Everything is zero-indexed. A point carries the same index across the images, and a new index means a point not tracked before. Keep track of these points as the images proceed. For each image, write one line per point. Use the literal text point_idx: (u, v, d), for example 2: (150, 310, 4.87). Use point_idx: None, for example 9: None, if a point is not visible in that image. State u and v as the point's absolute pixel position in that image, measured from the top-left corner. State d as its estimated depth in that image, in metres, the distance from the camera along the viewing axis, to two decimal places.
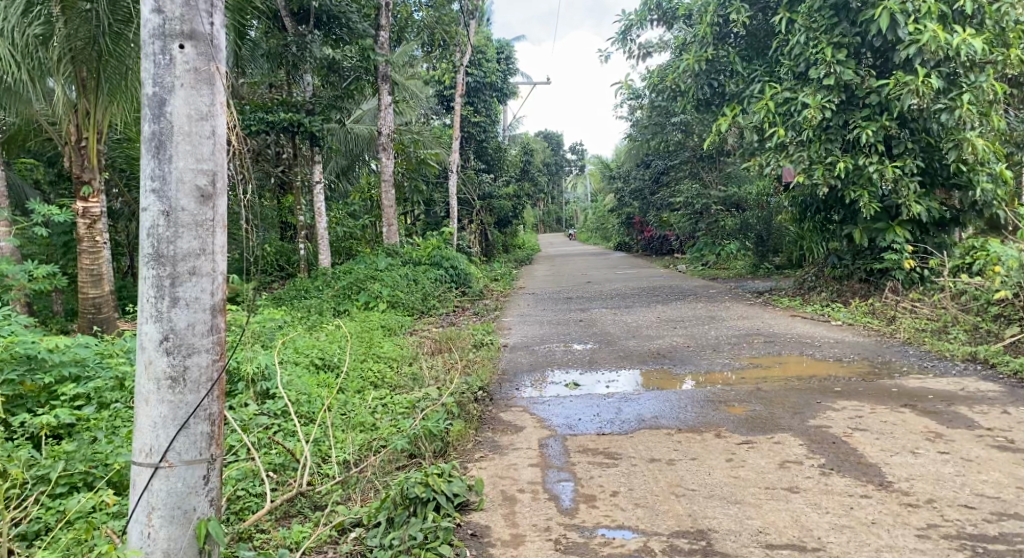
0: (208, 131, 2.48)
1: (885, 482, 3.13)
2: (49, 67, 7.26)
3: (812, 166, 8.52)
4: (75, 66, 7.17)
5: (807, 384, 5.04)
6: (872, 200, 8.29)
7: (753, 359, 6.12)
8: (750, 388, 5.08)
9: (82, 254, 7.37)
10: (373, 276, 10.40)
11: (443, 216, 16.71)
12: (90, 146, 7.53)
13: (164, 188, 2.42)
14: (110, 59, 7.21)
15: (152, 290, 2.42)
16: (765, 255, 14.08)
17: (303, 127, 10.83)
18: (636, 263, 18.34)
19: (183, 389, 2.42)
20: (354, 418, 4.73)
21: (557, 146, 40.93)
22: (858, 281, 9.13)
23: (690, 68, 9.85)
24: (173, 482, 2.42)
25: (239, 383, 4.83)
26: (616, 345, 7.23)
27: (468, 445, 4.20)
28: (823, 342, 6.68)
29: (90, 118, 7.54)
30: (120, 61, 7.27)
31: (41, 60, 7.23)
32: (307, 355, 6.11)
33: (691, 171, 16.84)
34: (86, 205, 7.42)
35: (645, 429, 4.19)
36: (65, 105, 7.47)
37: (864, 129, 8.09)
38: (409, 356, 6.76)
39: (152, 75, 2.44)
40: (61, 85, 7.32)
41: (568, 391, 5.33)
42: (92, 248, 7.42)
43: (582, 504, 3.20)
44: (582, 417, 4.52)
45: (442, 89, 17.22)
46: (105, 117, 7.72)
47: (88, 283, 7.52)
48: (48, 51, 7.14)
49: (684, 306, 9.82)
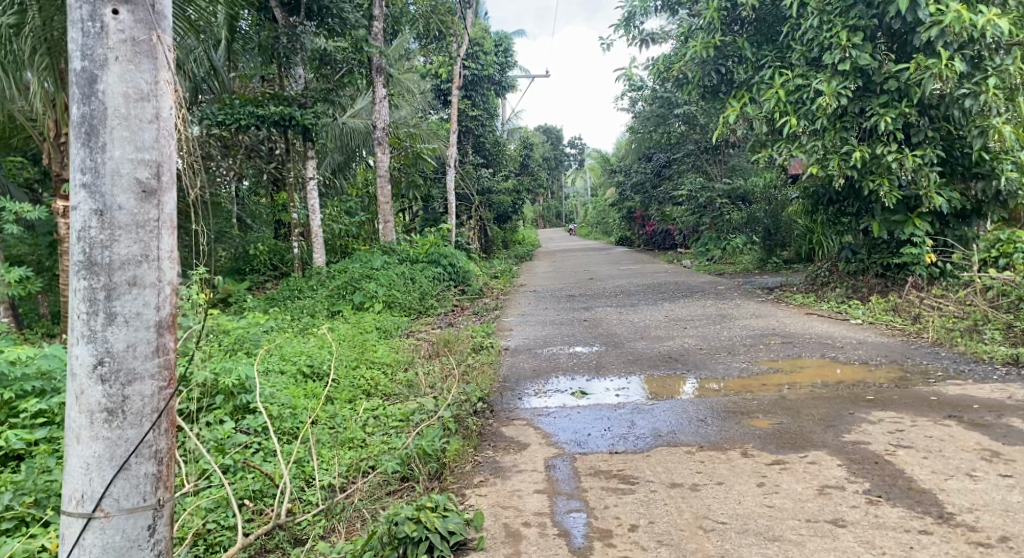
0: (151, 114, 2.08)
1: (944, 514, 2.76)
2: (23, 59, 6.84)
3: (827, 155, 8.12)
4: (51, 59, 6.76)
5: (835, 392, 4.64)
6: (891, 190, 7.90)
7: (773, 363, 5.71)
8: (773, 395, 4.68)
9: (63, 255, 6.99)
10: (369, 275, 9.98)
11: (441, 212, 16.24)
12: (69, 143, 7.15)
13: (96, 182, 2.02)
14: None
15: (83, 305, 2.01)
16: (773, 249, 13.63)
17: (295, 120, 10.43)
18: (640, 259, 17.86)
19: (122, 422, 2.01)
20: (343, 434, 4.34)
21: (556, 140, 40.41)
22: (873, 276, 8.75)
23: (696, 55, 9.42)
24: (110, 535, 2.00)
25: (217, 397, 4.44)
26: (623, 347, 6.81)
27: (466, 466, 3.79)
28: (845, 343, 6.29)
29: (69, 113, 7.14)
30: None
31: (16, 51, 6.79)
32: (294, 362, 5.71)
33: (695, 163, 16.34)
34: (68, 204, 6.97)
35: (662, 446, 3.79)
36: (43, 100, 7.07)
37: (882, 116, 7.69)
38: (405, 360, 6.36)
39: (79, 46, 2.01)
40: (37, 79, 6.90)
41: (574, 400, 4.95)
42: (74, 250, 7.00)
43: (596, 541, 2.81)
44: (591, 432, 4.13)
45: (441, 82, 16.41)
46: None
47: None
48: (22, 42, 6.70)
49: (693, 304, 9.39)
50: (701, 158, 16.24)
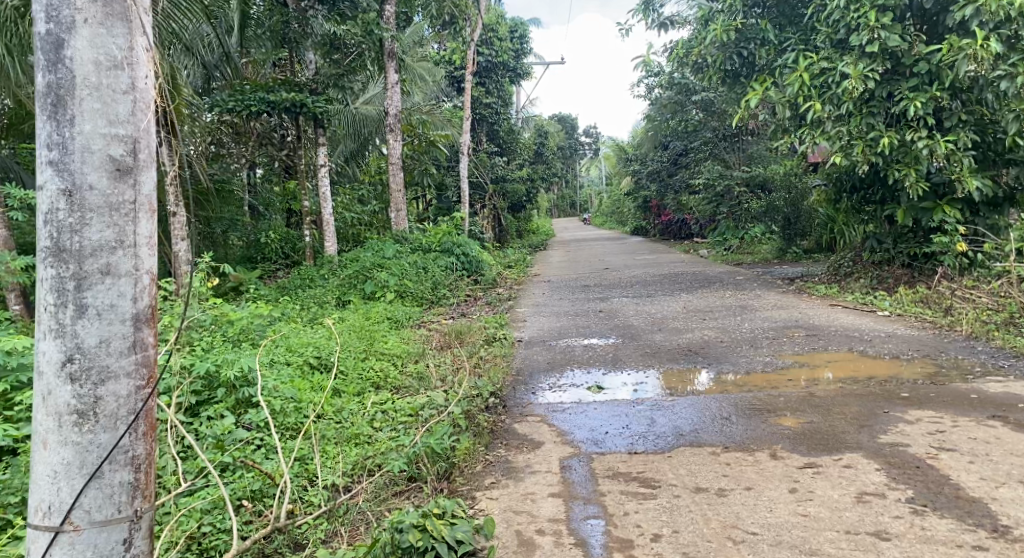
0: (125, 84, 1.88)
1: (998, 527, 2.53)
2: (28, 42, 6.68)
3: (852, 142, 7.80)
4: None
5: (866, 389, 4.39)
6: (918, 179, 7.61)
7: (798, 357, 5.46)
8: (800, 392, 4.43)
9: None
10: (381, 264, 9.79)
11: (455, 201, 16.04)
12: None
13: (64, 159, 1.82)
14: None
15: (50, 296, 1.82)
16: (793, 239, 13.26)
17: (306, 107, 10.22)
18: (656, 249, 17.58)
19: (94, 426, 1.82)
20: (348, 429, 4.16)
21: (571, 128, 40.04)
22: (899, 267, 8.46)
23: (716, 39, 9.10)
24: (79, 551, 1.82)
25: (219, 390, 4.25)
26: (641, 340, 6.58)
27: (477, 466, 3.60)
28: (874, 335, 6.03)
29: None
30: None
31: (20, 35, 6.64)
32: (301, 354, 5.52)
33: (712, 151, 16.02)
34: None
35: (685, 447, 3.57)
36: None
37: (912, 100, 7.36)
38: (416, 352, 6.16)
39: (44, 7, 1.81)
40: None
41: (590, 396, 4.73)
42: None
43: (616, 553, 2.61)
44: (609, 430, 3.92)
45: (454, 69, 16.04)
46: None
47: None
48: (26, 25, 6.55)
49: (712, 295, 9.13)
50: (719, 146, 15.90)
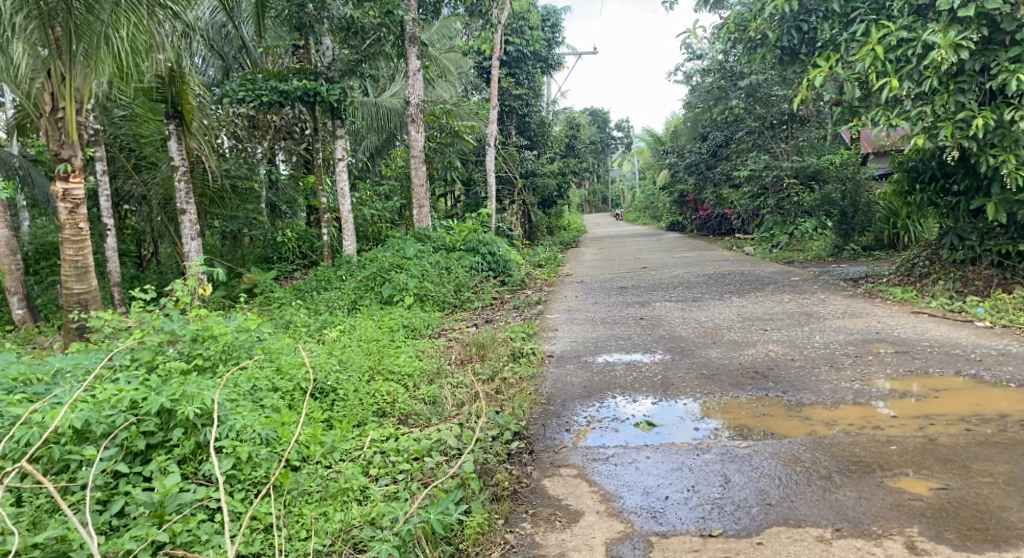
0: None
1: None
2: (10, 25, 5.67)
3: (938, 124, 6.66)
4: (45, 24, 5.66)
5: (1004, 434, 3.36)
6: (1018, 167, 6.45)
7: (897, 383, 4.39)
8: (918, 436, 3.42)
9: (63, 243, 5.95)
10: (401, 264, 8.85)
11: (483, 197, 15.13)
12: (70, 117, 5.95)
13: None
14: (87, 16, 5.76)
15: None
16: (850, 234, 11.93)
17: (320, 96, 9.34)
18: (697, 246, 16.40)
19: None
20: (336, 481, 3.23)
21: (603, 122, 38.83)
22: (988, 267, 7.31)
23: (774, 10, 7.94)
24: None
25: (175, 430, 3.36)
26: (694, 357, 5.56)
27: (493, 553, 2.73)
28: (985, 354, 4.94)
29: (68, 84, 5.91)
30: (98, 15, 5.79)
31: None
32: (292, 376, 4.62)
33: (757, 142, 14.95)
34: (66, 185, 5.88)
35: (776, 525, 2.68)
36: (36, 69, 5.88)
37: (1015, 73, 6.21)
38: (431, 370, 5.23)
39: None
40: (26, 45, 5.74)
41: (639, 436, 3.76)
42: (76, 237, 5.96)
43: None
44: (670, 493, 2.98)
45: (483, 60, 14.91)
46: (86, 84, 6.09)
47: (72, 276, 6.05)
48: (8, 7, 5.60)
49: (768, 299, 8.07)
50: (763, 136, 14.77)
